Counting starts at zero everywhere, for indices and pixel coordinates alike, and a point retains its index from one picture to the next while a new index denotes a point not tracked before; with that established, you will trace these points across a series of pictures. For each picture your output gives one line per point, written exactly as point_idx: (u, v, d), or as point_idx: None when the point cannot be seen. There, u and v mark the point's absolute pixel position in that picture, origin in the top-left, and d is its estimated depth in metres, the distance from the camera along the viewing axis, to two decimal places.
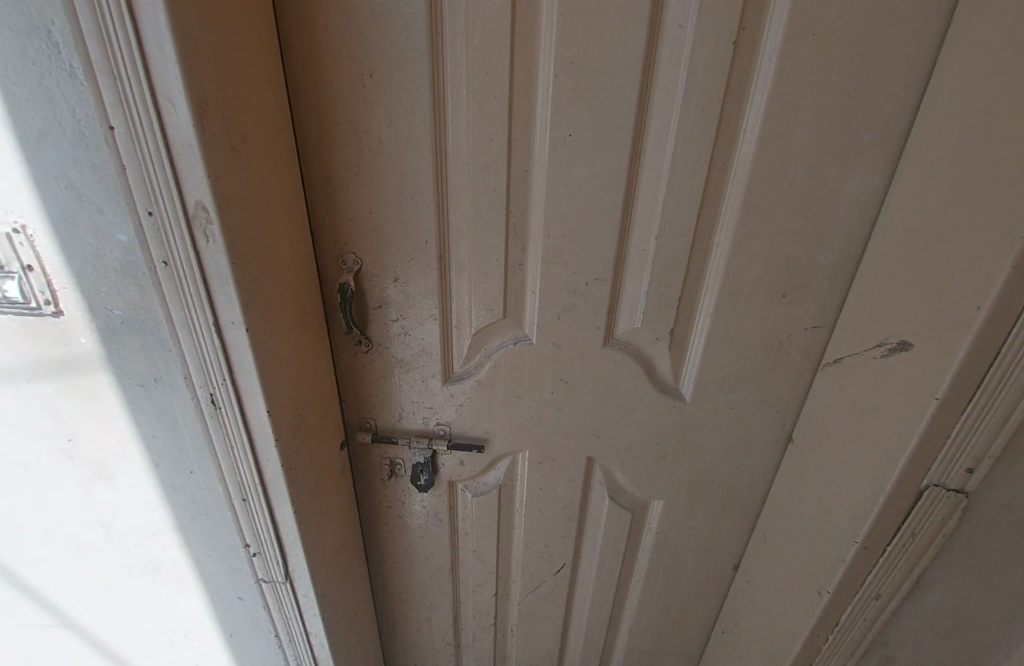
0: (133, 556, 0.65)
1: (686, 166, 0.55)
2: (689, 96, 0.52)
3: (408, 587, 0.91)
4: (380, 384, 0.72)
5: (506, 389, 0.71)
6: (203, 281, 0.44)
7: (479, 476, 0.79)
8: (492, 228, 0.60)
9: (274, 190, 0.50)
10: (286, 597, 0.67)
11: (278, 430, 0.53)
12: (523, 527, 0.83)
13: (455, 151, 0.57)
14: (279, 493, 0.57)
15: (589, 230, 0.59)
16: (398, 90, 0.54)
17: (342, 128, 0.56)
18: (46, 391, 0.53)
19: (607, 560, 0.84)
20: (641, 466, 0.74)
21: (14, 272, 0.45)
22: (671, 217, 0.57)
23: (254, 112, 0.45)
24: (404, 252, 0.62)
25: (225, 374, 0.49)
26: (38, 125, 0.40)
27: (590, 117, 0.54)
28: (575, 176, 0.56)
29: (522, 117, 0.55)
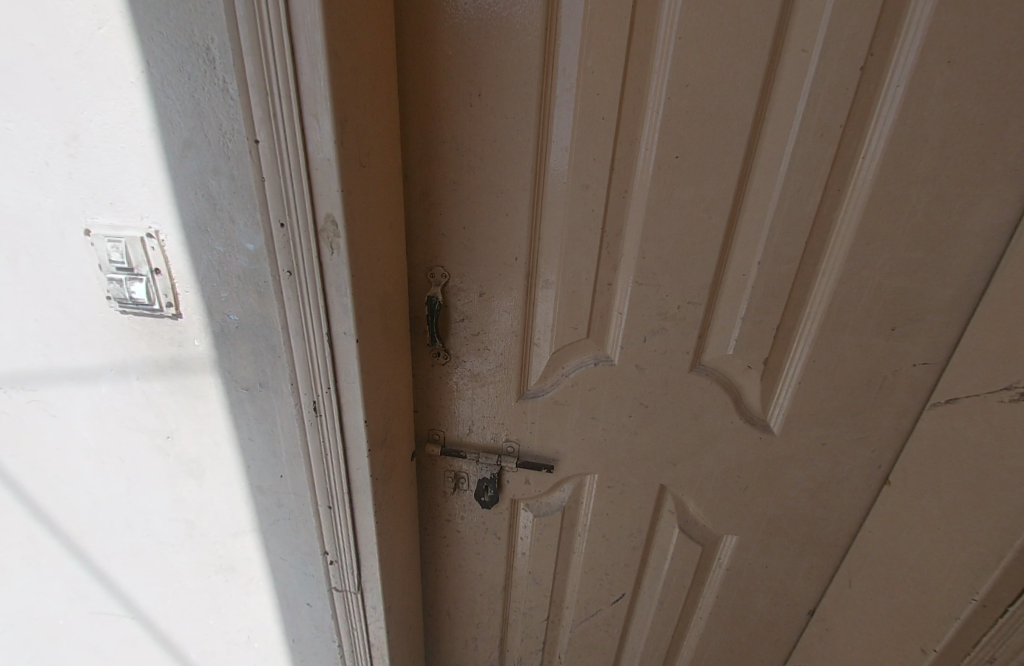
0: (210, 554, 0.66)
1: (797, 193, 0.53)
2: (806, 121, 0.50)
3: (458, 603, 0.90)
4: (454, 397, 0.71)
5: (582, 410, 0.69)
6: (322, 291, 0.45)
7: (544, 496, 0.77)
8: (585, 247, 0.60)
9: (387, 203, 0.50)
10: (354, 608, 0.66)
11: (370, 440, 0.53)
12: (584, 552, 0.81)
13: (555, 169, 0.57)
14: (364, 503, 0.57)
15: (686, 253, 0.58)
16: (505, 109, 0.54)
17: (446, 144, 0.57)
18: (153, 389, 0.55)
19: (670, 594, 0.80)
20: (717, 498, 0.71)
21: (143, 275, 0.47)
22: (775, 243, 0.56)
23: (379, 128, 0.46)
24: (492, 267, 0.62)
25: (330, 383, 0.50)
26: (187, 138, 0.42)
27: (699, 139, 0.53)
28: (678, 197, 0.55)
29: (628, 139, 0.54)
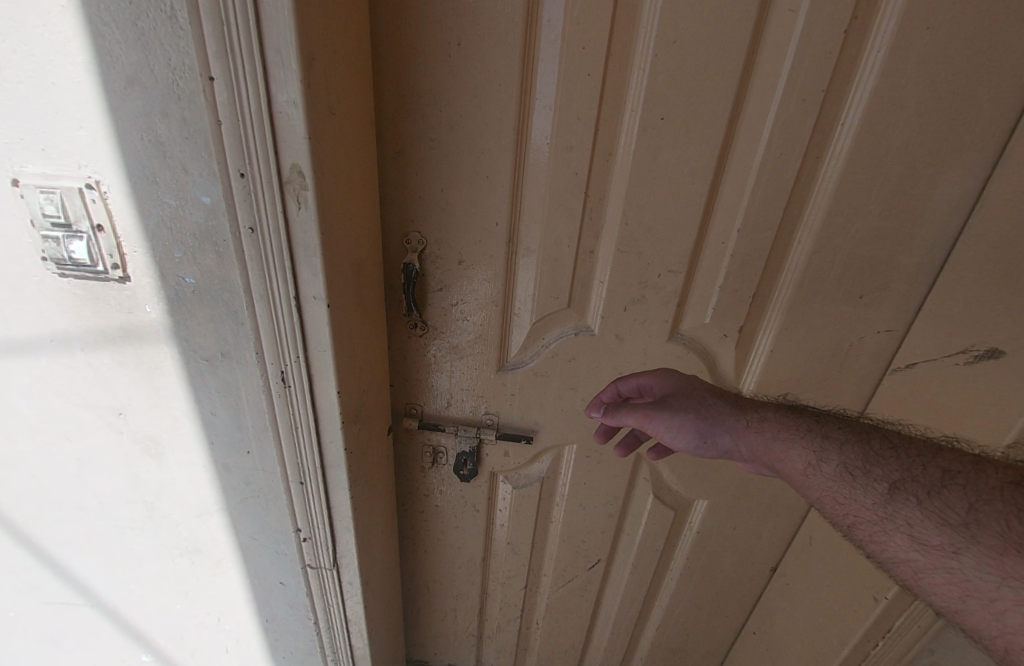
0: (173, 536, 0.63)
1: (777, 160, 0.53)
2: (790, 86, 0.50)
3: (436, 576, 0.90)
4: (431, 369, 0.69)
5: (562, 381, 0.69)
6: (288, 250, 0.42)
7: (523, 468, 0.77)
8: (566, 213, 0.58)
9: (359, 159, 0.47)
10: (330, 584, 0.65)
11: (345, 412, 0.51)
12: (561, 521, 0.82)
13: (538, 130, 0.55)
14: (339, 477, 0.55)
15: (668, 221, 0.57)
16: (486, 62, 0.51)
17: (422, 99, 0.53)
18: (102, 361, 0.50)
19: (643, 558, 0.83)
20: (690, 464, 0.73)
21: (83, 232, 0.42)
22: (755, 212, 0.56)
23: (349, 75, 0.43)
24: (471, 234, 0.60)
25: (299, 352, 0.47)
26: (127, 72, 0.37)
27: (684, 102, 0.52)
28: (661, 163, 0.55)
29: (612, 99, 0.53)
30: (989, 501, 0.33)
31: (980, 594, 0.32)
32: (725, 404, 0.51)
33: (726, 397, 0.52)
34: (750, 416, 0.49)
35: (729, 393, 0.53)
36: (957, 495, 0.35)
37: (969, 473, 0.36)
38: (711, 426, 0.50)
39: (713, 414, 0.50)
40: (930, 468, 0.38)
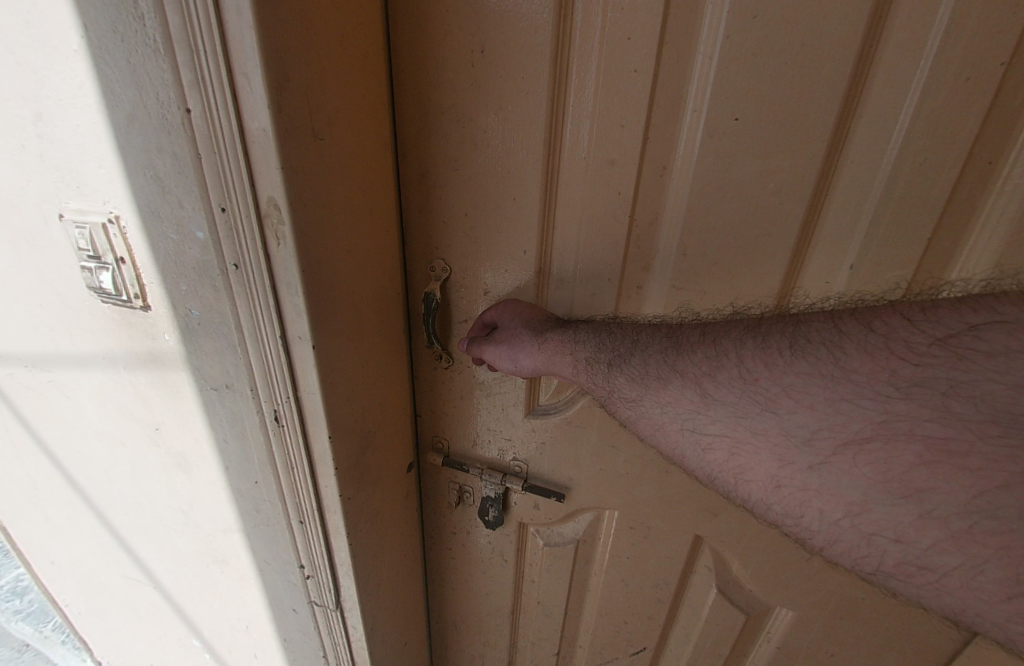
0: (206, 544, 0.66)
1: (914, 175, 0.38)
2: (943, 68, 0.34)
3: (462, 619, 0.83)
4: (458, 405, 0.63)
5: (601, 435, 0.58)
6: (272, 288, 0.39)
7: (555, 525, 0.67)
8: (608, 241, 0.48)
9: (365, 186, 0.43)
10: (335, 623, 0.62)
11: (339, 457, 0.47)
12: (599, 592, 0.70)
13: (572, 144, 0.45)
14: (336, 523, 0.52)
15: (743, 254, 0.44)
16: (508, 66, 0.44)
17: (444, 118, 0.48)
18: (138, 380, 0.53)
19: (700, 658, 0.67)
20: (767, 561, 0.56)
21: (110, 263, 0.45)
22: (881, 238, 0.41)
23: (346, 95, 0.38)
24: (497, 263, 0.52)
25: (289, 392, 0.44)
26: (129, 111, 0.37)
27: (765, 100, 0.39)
28: (736, 181, 0.42)
29: (670, 102, 0.41)
30: (659, 351, 0.39)
31: (654, 425, 0.38)
32: (529, 331, 0.49)
33: (534, 324, 0.49)
34: (543, 323, 0.49)
35: (536, 317, 0.50)
36: (646, 353, 0.40)
37: (657, 328, 0.42)
38: (511, 353, 0.49)
39: (513, 342, 0.49)
40: (633, 331, 0.43)
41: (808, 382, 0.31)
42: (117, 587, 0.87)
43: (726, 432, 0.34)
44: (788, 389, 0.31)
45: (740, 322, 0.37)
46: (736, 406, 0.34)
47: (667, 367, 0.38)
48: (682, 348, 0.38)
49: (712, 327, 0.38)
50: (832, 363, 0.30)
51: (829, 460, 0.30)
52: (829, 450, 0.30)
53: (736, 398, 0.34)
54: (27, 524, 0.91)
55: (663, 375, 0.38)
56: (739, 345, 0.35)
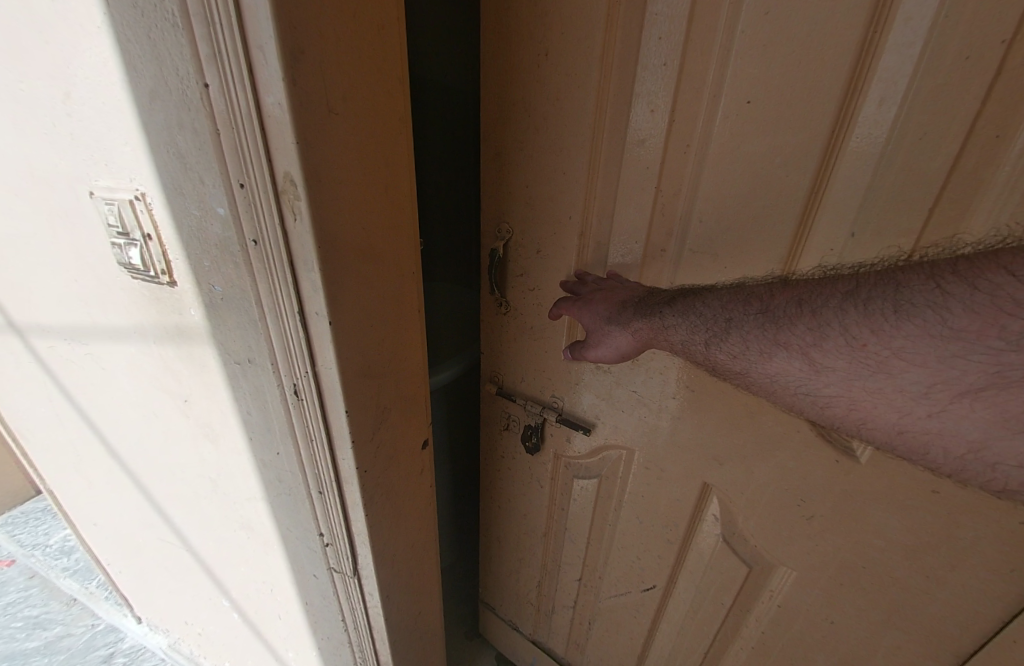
0: (232, 511, 0.69)
1: (918, 147, 0.36)
2: (969, 5, 0.31)
3: (502, 538, 0.91)
4: (511, 350, 0.69)
5: (623, 381, 0.60)
6: (289, 264, 0.40)
7: (582, 458, 0.70)
8: (633, 208, 0.49)
9: (382, 164, 0.43)
10: (353, 589, 0.65)
11: (354, 430, 0.49)
12: (618, 529, 0.72)
13: (601, 117, 0.47)
14: (353, 494, 0.54)
15: (752, 219, 0.43)
16: (555, 46, 0.47)
17: (504, 96, 0.53)
18: (167, 354, 0.55)
19: (704, 614, 0.68)
20: (772, 519, 0.56)
21: (138, 240, 0.46)
22: (888, 211, 0.38)
23: (360, 68, 0.38)
24: (548, 223, 0.55)
25: (307, 368, 0.45)
26: (151, 87, 0.38)
27: (783, 73, 0.38)
28: (750, 138, 0.41)
29: (691, 77, 0.42)
30: (757, 326, 0.36)
31: (763, 393, 0.37)
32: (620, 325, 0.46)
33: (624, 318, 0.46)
34: (627, 313, 0.46)
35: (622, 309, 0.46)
36: (745, 329, 0.37)
37: (747, 298, 0.38)
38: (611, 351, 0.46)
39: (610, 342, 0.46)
40: (723, 305, 0.39)
41: (916, 344, 0.30)
42: (153, 548, 0.92)
43: (841, 392, 0.33)
44: (899, 351, 0.30)
45: (840, 282, 0.34)
46: (847, 371, 0.32)
47: (770, 342, 0.35)
48: (780, 319, 0.35)
49: (809, 293, 0.34)
50: (939, 324, 0.29)
51: (948, 407, 0.29)
52: (948, 399, 0.29)
53: (846, 364, 0.32)
54: (72, 489, 0.97)
55: (766, 347, 0.36)
56: (841, 311, 0.32)
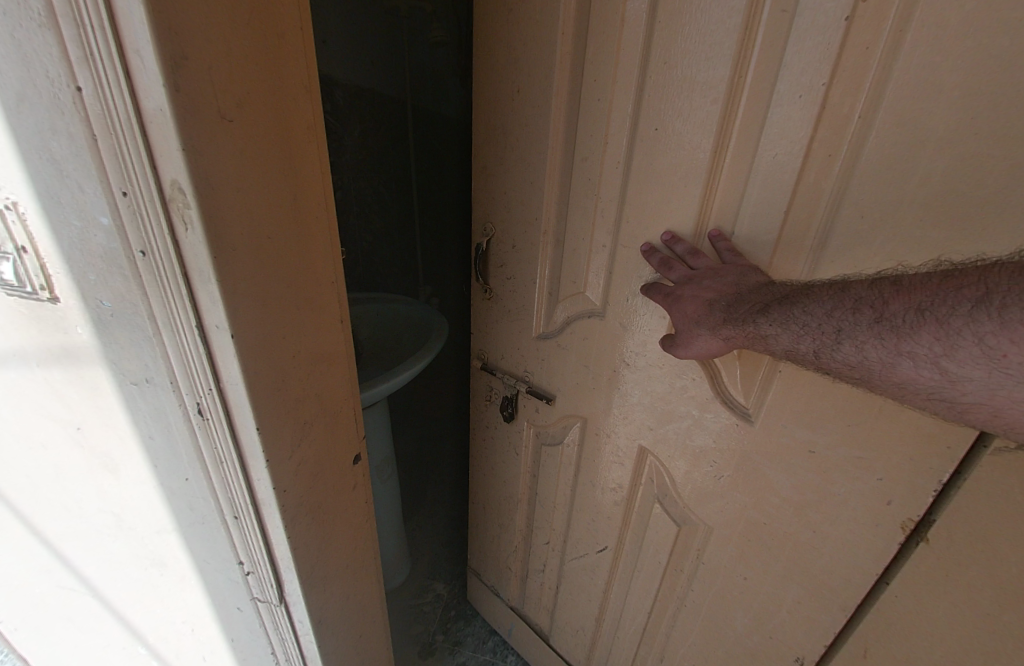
0: (141, 547, 0.63)
1: (772, 166, 0.49)
2: (791, 70, 0.46)
3: (489, 498, 1.11)
4: (494, 326, 0.89)
5: (579, 355, 0.75)
6: (184, 276, 0.38)
7: (548, 425, 0.85)
8: (582, 209, 0.66)
9: (286, 173, 0.42)
10: (280, 619, 0.61)
11: (268, 447, 0.46)
12: (577, 490, 0.85)
13: (556, 143, 0.66)
14: (272, 517, 0.51)
15: (665, 217, 0.59)
16: (529, 95, 0.67)
17: (495, 132, 0.74)
18: (53, 377, 0.50)
19: (649, 570, 0.78)
20: (695, 478, 0.67)
21: (11, 252, 0.42)
22: (756, 212, 0.52)
23: (259, 77, 0.38)
24: (517, 221, 0.76)
25: (211, 385, 0.43)
26: (16, 89, 0.35)
27: (677, 112, 0.54)
28: (658, 155, 0.57)
29: (619, 113, 0.59)
30: (873, 335, 0.40)
31: (881, 391, 0.42)
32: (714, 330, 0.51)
33: (719, 324, 0.51)
34: (715, 316, 0.51)
35: (718, 316, 0.51)
36: (857, 337, 0.41)
37: (859, 306, 0.41)
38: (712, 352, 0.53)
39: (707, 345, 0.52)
40: (833, 316, 0.42)
41: None
42: (52, 597, 0.83)
43: (984, 399, 0.36)
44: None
45: (965, 288, 0.36)
46: (987, 379, 0.35)
47: (889, 350, 0.39)
48: (899, 329, 0.39)
49: (936, 303, 0.37)
50: None
51: None
52: None
53: (985, 373, 0.35)
54: None
55: (889, 357, 0.39)
56: (970, 322, 0.35)
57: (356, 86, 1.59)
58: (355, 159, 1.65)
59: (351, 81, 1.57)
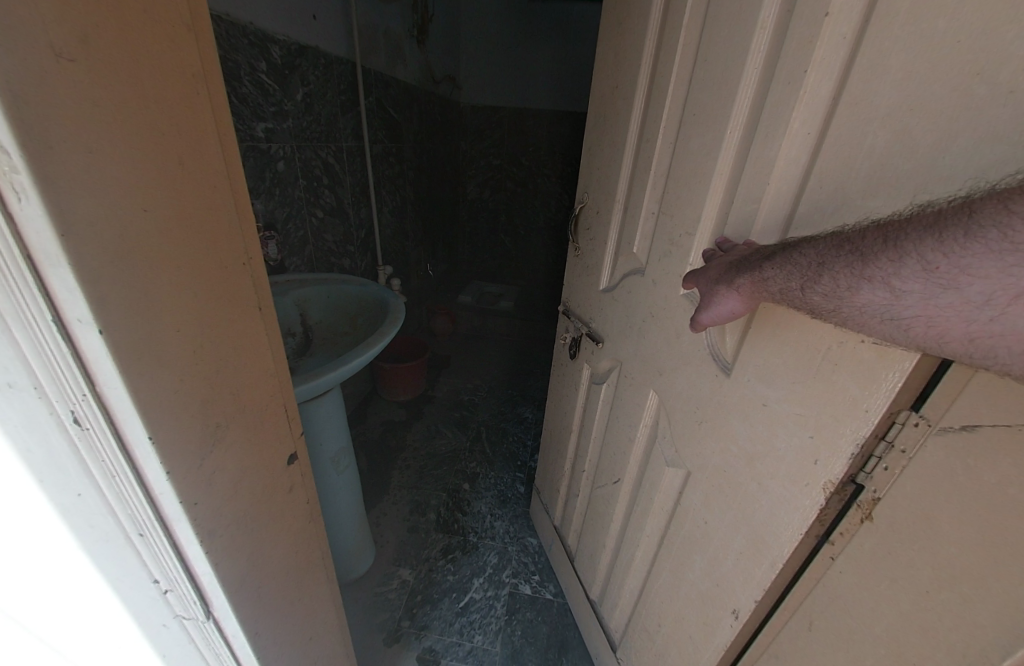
0: (41, 570, 0.56)
1: (762, 143, 0.54)
2: (784, 56, 0.50)
3: (556, 428, 1.32)
4: (575, 279, 1.09)
5: (624, 306, 0.88)
6: (27, 259, 0.31)
7: (598, 365, 1.02)
8: (642, 182, 0.78)
9: (168, 137, 0.35)
10: (212, 634, 0.56)
11: (167, 460, 0.40)
12: (609, 425, 0.99)
13: (632, 125, 0.79)
14: (186, 533, 0.45)
15: (688, 187, 0.67)
16: (622, 86, 0.81)
17: (598, 117, 0.91)
18: None
19: (644, 507, 0.88)
20: (683, 426, 0.74)
21: None
22: (749, 182, 0.56)
23: (122, 17, 0.31)
24: (600, 191, 0.92)
25: (85, 389, 0.36)
26: None
27: (709, 98, 0.62)
28: (694, 134, 0.65)
29: (677, 99, 0.68)
30: (847, 266, 0.40)
31: (856, 324, 0.41)
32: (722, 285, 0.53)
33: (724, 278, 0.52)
34: (725, 273, 0.53)
35: (726, 271, 0.52)
36: (835, 270, 0.41)
37: (840, 243, 0.41)
38: (718, 309, 0.53)
39: (713, 301, 0.54)
40: (816, 253, 0.43)
41: (982, 261, 0.32)
42: None
43: (921, 313, 0.36)
44: (966, 269, 0.33)
45: (923, 216, 0.36)
46: (922, 292, 0.36)
47: (855, 276, 0.39)
48: (866, 255, 0.39)
49: (895, 230, 0.37)
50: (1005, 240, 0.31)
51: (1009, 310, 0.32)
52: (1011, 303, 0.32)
53: (921, 286, 0.36)
54: None
55: (851, 275, 0.40)
56: (917, 242, 0.35)
57: (300, 45, 1.42)
58: (296, 125, 1.46)
59: (295, 36, 1.40)
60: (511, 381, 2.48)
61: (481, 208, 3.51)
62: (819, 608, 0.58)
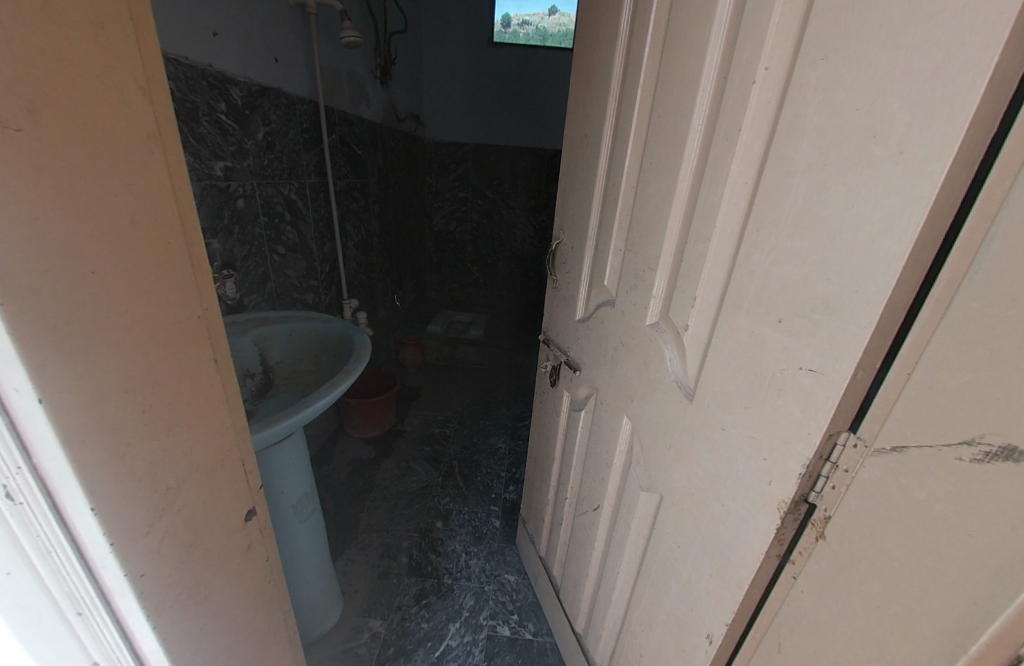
0: None
1: (710, 190, 0.59)
2: (724, 114, 0.56)
3: (540, 456, 1.32)
4: (554, 309, 1.12)
5: (597, 335, 0.91)
6: None
7: (576, 393, 1.04)
8: (609, 219, 0.83)
9: (120, 197, 0.35)
10: None
11: (110, 530, 0.38)
12: (588, 452, 1.01)
13: (598, 169, 0.85)
14: (130, 608, 0.42)
15: (648, 226, 0.72)
16: (590, 133, 0.87)
17: (571, 159, 0.97)
18: None
19: (623, 534, 0.88)
20: (655, 451, 0.76)
21: None
22: (700, 223, 0.61)
23: (74, 86, 0.31)
24: (574, 227, 0.97)
25: (18, 461, 0.34)
26: None
27: (663, 148, 0.67)
28: (652, 179, 0.70)
29: (635, 147, 0.74)
30: None
31: None
32: None
33: None
34: None
35: None
36: None
37: None
38: None
39: None
40: None
41: None
42: None
43: None
44: None
45: None
46: None
47: None
48: None
49: None
50: None
51: None
52: None
53: None
54: None
55: None
56: None
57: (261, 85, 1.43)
58: (257, 163, 1.45)
59: (256, 78, 1.42)
60: (488, 412, 2.45)
61: (452, 238, 3.56)
62: (782, 630, 0.59)
